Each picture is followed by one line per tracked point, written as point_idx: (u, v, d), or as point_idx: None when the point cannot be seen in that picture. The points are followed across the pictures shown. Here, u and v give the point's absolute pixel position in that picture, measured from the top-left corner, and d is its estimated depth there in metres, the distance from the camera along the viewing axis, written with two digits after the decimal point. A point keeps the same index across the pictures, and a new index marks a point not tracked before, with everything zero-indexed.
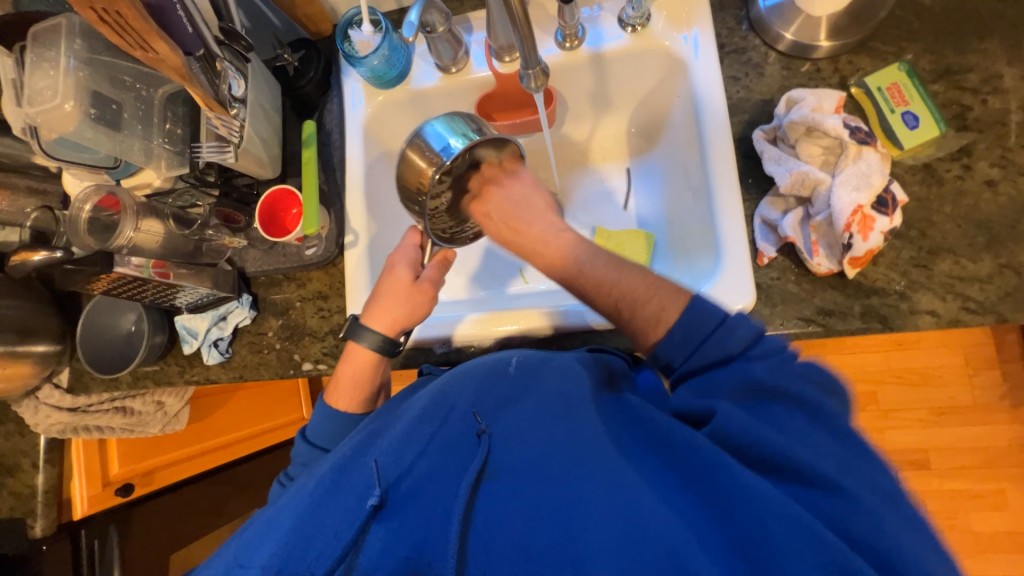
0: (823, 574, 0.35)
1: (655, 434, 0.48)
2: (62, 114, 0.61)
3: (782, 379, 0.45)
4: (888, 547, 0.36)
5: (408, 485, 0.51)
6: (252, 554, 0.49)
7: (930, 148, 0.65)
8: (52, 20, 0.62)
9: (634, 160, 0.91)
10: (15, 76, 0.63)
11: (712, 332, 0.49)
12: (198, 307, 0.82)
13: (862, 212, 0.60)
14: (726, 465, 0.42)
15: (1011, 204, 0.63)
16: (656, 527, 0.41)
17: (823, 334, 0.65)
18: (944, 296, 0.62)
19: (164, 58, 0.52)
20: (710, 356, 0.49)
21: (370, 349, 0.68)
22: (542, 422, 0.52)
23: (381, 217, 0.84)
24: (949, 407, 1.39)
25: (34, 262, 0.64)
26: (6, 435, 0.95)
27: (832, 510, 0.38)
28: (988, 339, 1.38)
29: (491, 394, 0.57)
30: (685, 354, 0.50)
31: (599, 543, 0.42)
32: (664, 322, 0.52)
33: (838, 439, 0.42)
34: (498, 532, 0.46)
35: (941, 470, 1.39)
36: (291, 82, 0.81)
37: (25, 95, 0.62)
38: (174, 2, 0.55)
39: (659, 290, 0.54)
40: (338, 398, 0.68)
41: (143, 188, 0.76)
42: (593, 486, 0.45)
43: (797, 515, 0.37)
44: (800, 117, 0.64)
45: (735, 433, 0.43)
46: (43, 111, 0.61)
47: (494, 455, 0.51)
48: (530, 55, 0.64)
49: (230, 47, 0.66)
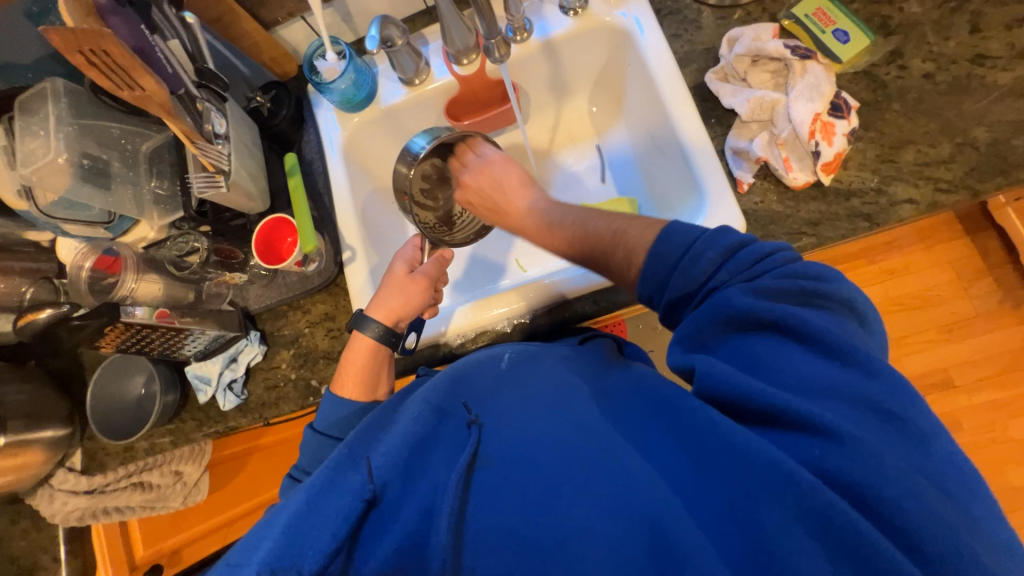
0: (802, 518, 0.37)
1: (663, 403, 0.50)
2: (56, 168, 0.66)
3: (763, 309, 0.45)
4: (878, 488, 0.36)
5: (400, 487, 0.49)
6: (246, 555, 0.46)
7: (866, 57, 0.71)
8: (36, 87, 0.67)
9: (602, 138, 0.96)
10: (7, 142, 0.68)
11: (683, 255, 0.49)
12: (208, 353, 0.81)
13: (821, 119, 0.66)
14: (711, 423, 0.43)
15: (951, 90, 0.68)
16: (644, 497, 0.43)
17: (817, 244, 0.68)
18: (917, 183, 0.66)
19: (150, 94, 0.55)
20: (683, 291, 0.49)
21: (372, 339, 0.69)
22: (534, 411, 0.53)
23: (374, 232, 0.86)
24: (955, 322, 1.42)
25: (41, 321, 0.66)
26: (22, 534, 0.91)
27: (822, 453, 0.38)
28: (972, 249, 1.43)
29: (477, 385, 0.58)
30: (659, 287, 0.51)
31: (587, 516, 0.43)
32: (635, 268, 0.53)
33: (868, 380, 0.41)
34: (490, 519, 0.46)
35: (966, 385, 1.40)
36: (267, 122, 0.85)
37: (20, 157, 0.67)
38: (154, 44, 0.60)
39: (629, 228, 0.55)
40: (343, 385, 0.68)
41: (139, 242, 0.78)
42: (584, 464, 0.46)
43: (774, 458, 0.39)
44: (744, 50, 0.71)
45: (715, 387, 0.45)
46: (37, 168, 0.66)
47: (484, 444, 0.51)
48: (489, 26, 0.74)
49: (207, 87, 0.70)
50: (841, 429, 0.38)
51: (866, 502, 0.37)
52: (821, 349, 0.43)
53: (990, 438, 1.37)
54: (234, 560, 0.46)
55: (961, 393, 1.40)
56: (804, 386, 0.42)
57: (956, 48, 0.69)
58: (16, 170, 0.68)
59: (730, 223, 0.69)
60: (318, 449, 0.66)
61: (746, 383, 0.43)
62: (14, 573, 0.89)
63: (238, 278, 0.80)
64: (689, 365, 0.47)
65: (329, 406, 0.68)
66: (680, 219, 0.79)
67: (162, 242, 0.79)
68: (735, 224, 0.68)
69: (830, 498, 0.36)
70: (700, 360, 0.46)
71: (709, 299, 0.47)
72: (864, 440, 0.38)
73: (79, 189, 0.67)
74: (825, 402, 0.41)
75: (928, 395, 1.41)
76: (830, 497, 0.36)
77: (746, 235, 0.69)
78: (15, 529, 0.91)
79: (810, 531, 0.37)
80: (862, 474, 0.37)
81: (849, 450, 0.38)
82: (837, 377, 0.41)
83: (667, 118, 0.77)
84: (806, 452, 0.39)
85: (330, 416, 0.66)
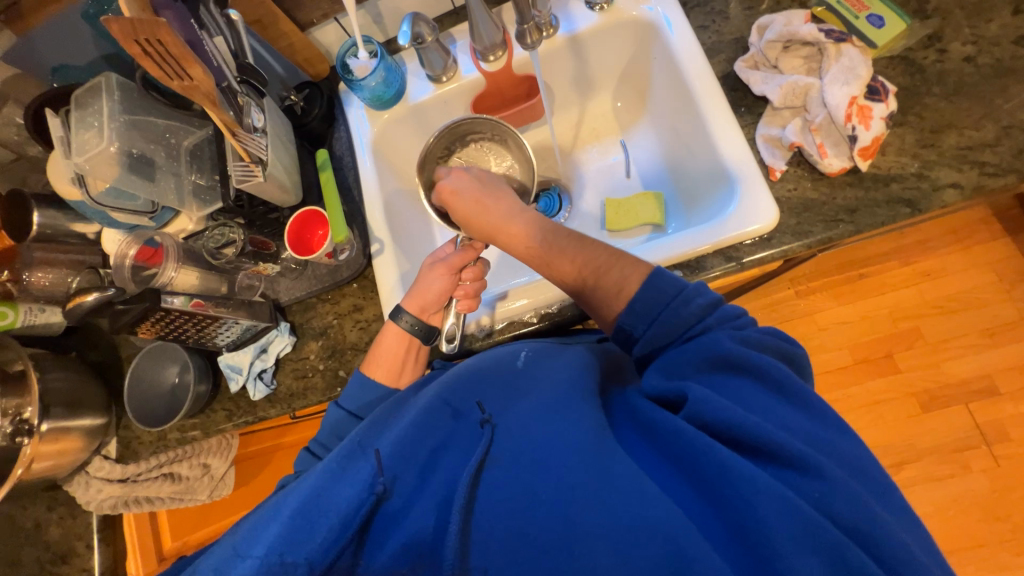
0: (812, 548, 0.39)
1: (645, 426, 0.50)
2: (107, 156, 0.71)
3: (748, 356, 0.50)
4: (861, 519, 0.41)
5: (412, 481, 0.49)
6: (254, 541, 0.46)
7: (902, 41, 0.70)
8: (93, 82, 0.73)
9: (628, 134, 0.96)
10: (62, 133, 0.72)
11: (674, 299, 0.55)
12: (240, 343, 0.83)
13: (858, 103, 0.65)
14: (707, 449, 0.44)
15: (995, 73, 0.66)
16: (653, 514, 0.43)
17: (855, 231, 0.66)
18: (961, 167, 0.64)
19: (198, 83, 0.59)
20: (668, 331, 0.55)
21: (406, 331, 0.71)
22: (547, 416, 0.52)
23: (401, 227, 0.87)
24: (999, 326, 1.34)
25: (87, 304, 0.68)
26: (57, 520, 0.94)
27: (810, 487, 0.42)
28: (1015, 248, 1.37)
29: (491, 383, 0.57)
30: (646, 321, 0.56)
31: (597, 525, 0.43)
32: (624, 297, 0.59)
33: (812, 418, 0.48)
34: (500, 524, 0.46)
35: (1013, 393, 1.31)
36: (299, 120, 0.87)
37: (75, 147, 0.72)
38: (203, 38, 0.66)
39: (620, 261, 0.61)
40: (371, 368, 0.70)
41: (179, 233, 0.81)
42: (593, 474, 0.46)
43: (783, 495, 0.41)
44: (775, 36, 0.71)
45: (705, 414, 0.47)
46: (90, 157, 0.71)
47: (495, 444, 0.51)
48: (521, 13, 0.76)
49: (248, 83, 0.73)
50: (820, 464, 0.43)
51: (848, 528, 0.41)
52: (784, 391, 0.49)
53: None
54: (240, 548, 0.46)
55: (1008, 401, 1.31)
56: (780, 420, 0.46)
57: (998, 30, 0.68)
58: (69, 157, 0.72)
59: (762, 214, 0.68)
60: (341, 426, 0.67)
61: (733, 415, 0.46)
62: (50, 559, 0.91)
63: (270, 268, 0.82)
64: (680, 390, 0.50)
65: (358, 391, 0.69)
66: (706, 214, 0.78)
67: (201, 233, 0.82)
68: (768, 215, 0.67)
69: (821, 524, 0.40)
70: (693, 388, 0.49)
71: (697, 339, 0.53)
72: (823, 466, 0.43)
73: (127, 178, 0.72)
74: (794, 434, 0.45)
75: (970, 402, 1.33)
76: (817, 523, 0.40)
77: (778, 225, 0.68)
78: (52, 516, 0.94)
79: (810, 552, 0.39)
80: (851, 507, 0.41)
81: (822, 481, 0.42)
82: (805, 424, 0.47)
83: (696, 110, 0.77)
84: (789, 481, 0.43)
85: (360, 398, 0.68)
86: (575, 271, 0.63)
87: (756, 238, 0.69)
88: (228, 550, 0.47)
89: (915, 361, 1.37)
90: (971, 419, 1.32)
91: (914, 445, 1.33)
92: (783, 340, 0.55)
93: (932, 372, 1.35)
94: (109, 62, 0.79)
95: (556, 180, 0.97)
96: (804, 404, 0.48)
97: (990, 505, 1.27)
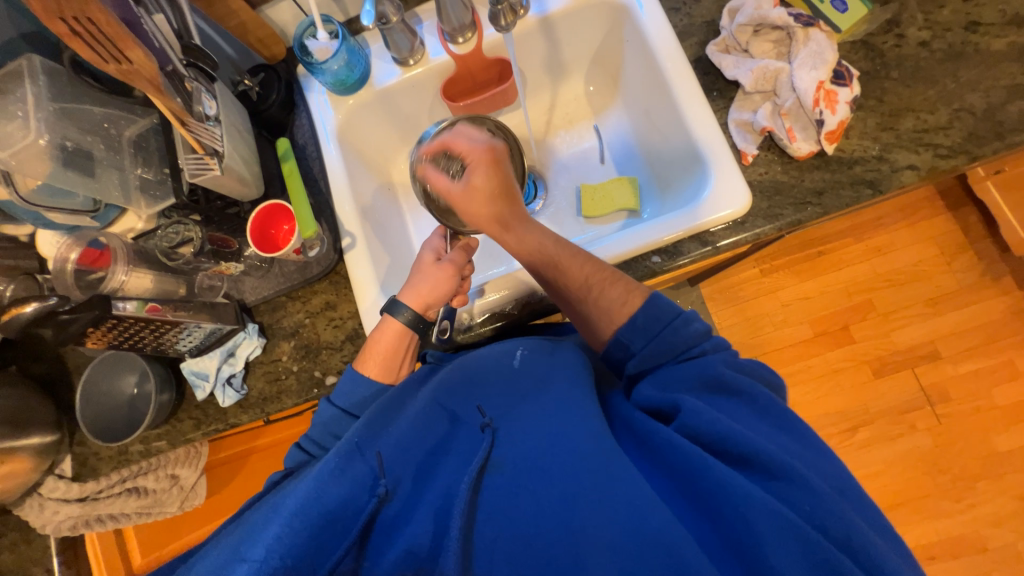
0: (806, 562, 0.41)
1: (641, 436, 0.52)
2: (36, 150, 0.64)
3: (740, 380, 0.54)
4: (827, 511, 0.43)
5: (411, 484, 0.50)
6: (251, 545, 0.45)
7: (864, 26, 0.72)
8: (12, 65, 0.65)
9: (600, 118, 0.95)
10: None
11: (671, 322, 0.58)
12: (204, 349, 0.77)
13: (824, 87, 0.67)
14: (707, 463, 0.46)
15: (948, 57, 0.69)
16: (657, 523, 0.43)
17: (822, 214, 0.68)
18: (917, 150, 0.67)
19: (138, 67, 0.54)
20: (665, 352, 0.58)
21: (406, 326, 0.66)
22: (550, 421, 0.52)
23: (373, 220, 0.83)
24: (941, 296, 1.44)
25: (26, 314, 0.60)
26: (9, 547, 0.87)
27: (799, 499, 0.44)
28: (954, 223, 1.47)
29: (496, 389, 0.57)
30: (646, 338, 0.58)
31: (603, 537, 0.43)
32: (630, 306, 0.60)
33: (800, 441, 0.50)
34: (502, 530, 0.46)
35: (953, 356, 1.42)
36: (255, 106, 0.81)
37: None
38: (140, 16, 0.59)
39: (611, 284, 0.61)
40: (366, 363, 0.65)
41: (126, 233, 0.76)
42: (596, 480, 0.46)
43: (783, 514, 0.42)
44: (746, 20, 0.72)
45: (700, 426, 0.49)
46: (17, 151, 0.64)
47: (496, 448, 0.52)
48: None
49: (197, 66, 0.67)
50: (801, 474, 0.45)
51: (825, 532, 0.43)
52: (758, 408, 0.52)
53: (976, 406, 1.40)
54: (240, 550, 0.45)
55: (948, 364, 1.42)
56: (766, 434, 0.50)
57: (950, 16, 0.70)
58: None
59: (735, 198, 0.69)
60: (336, 423, 0.63)
61: (725, 425, 0.48)
62: None
63: (234, 268, 0.77)
64: (673, 402, 0.53)
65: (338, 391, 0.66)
66: (679, 198, 0.78)
67: (152, 232, 0.76)
68: (740, 199, 0.68)
69: (816, 541, 0.41)
70: (686, 399, 0.52)
71: (693, 361, 0.56)
72: (809, 479, 0.45)
73: (62, 174, 0.66)
74: (774, 445, 0.48)
75: (916, 367, 1.43)
76: (809, 537, 0.41)
77: (751, 210, 0.69)
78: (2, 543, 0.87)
79: (795, 561, 0.41)
80: (811, 506, 0.44)
81: (802, 490, 0.44)
82: (791, 445, 0.49)
83: (667, 92, 0.77)
84: (778, 493, 0.45)
85: (352, 398, 0.64)
86: (573, 262, 0.62)
87: (729, 222, 0.70)
88: (229, 551, 0.46)
89: (867, 331, 1.46)
90: (917, 382, 1.43)
91: (868, 409, 1.42)
92: (769, 372, 0.59)
93: (882, 341, 1.45)
94: (29, 43, 0.70)
95: (528, 166, 0.95)
96: (783, 422, 0.51)
97: (934, 459, 1.38)
